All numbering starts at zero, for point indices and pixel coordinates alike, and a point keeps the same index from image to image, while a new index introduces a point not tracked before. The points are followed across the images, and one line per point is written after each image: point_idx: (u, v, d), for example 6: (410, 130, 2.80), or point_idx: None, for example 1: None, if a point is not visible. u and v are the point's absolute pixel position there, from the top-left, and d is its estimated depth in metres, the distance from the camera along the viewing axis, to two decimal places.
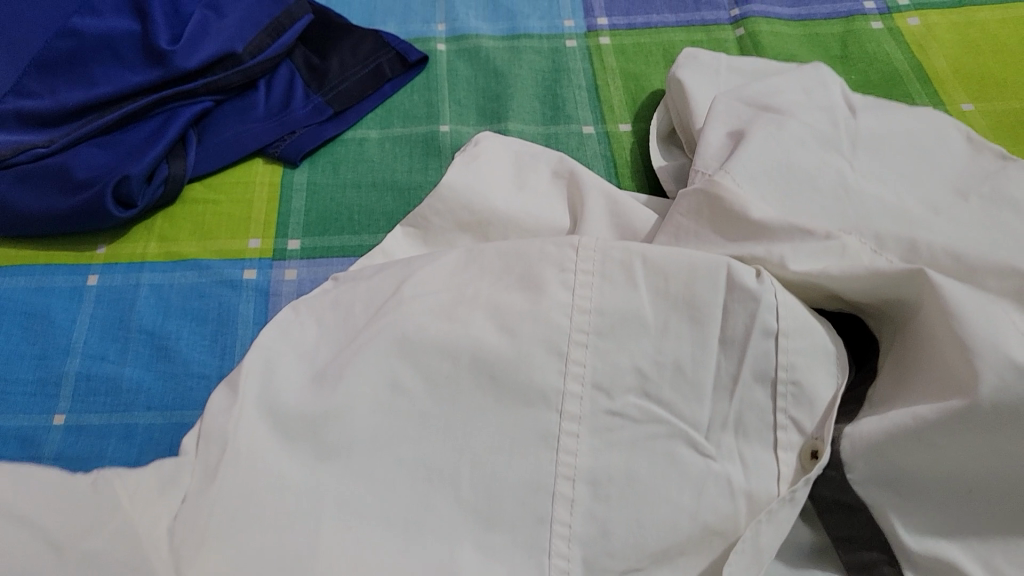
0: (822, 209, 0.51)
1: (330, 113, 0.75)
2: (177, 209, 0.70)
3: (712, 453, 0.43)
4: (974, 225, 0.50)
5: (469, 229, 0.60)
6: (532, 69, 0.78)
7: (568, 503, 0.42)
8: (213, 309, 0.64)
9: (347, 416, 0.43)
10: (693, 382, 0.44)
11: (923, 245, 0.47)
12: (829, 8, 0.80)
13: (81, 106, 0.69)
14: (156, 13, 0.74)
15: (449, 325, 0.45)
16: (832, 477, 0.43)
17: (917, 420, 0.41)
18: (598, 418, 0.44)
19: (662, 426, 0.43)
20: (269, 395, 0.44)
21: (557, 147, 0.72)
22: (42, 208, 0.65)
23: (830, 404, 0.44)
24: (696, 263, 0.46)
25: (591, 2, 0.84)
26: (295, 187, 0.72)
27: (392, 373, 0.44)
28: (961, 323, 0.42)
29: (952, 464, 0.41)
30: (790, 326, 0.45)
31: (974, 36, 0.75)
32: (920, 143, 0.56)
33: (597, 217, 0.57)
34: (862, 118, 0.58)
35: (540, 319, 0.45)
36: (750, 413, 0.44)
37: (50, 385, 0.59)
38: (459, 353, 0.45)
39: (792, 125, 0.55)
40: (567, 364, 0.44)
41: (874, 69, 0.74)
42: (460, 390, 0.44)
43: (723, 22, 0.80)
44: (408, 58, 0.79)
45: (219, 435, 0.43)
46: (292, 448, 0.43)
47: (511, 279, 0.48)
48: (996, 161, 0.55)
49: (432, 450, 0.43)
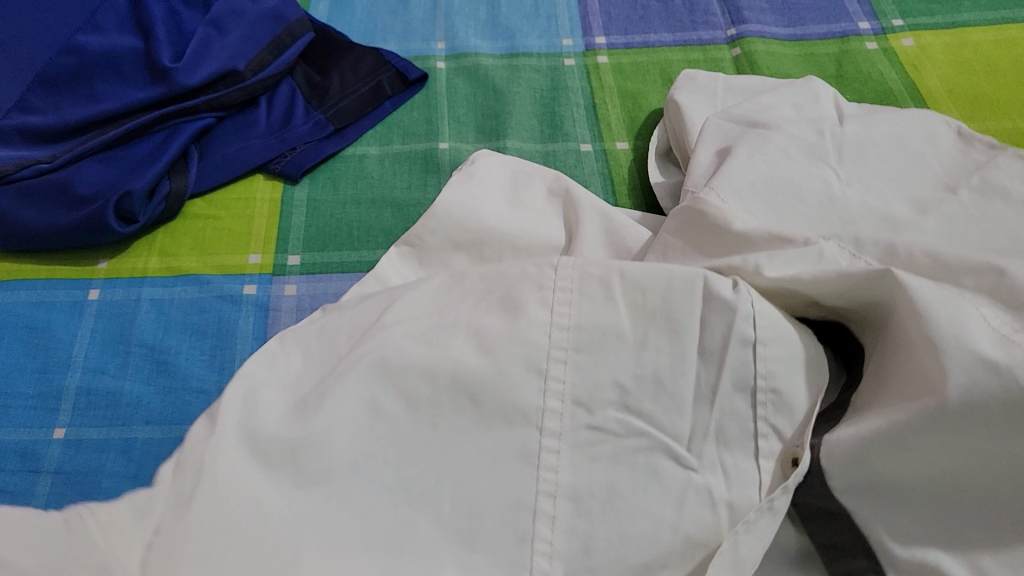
0: (808, 221, 0.52)
1: (330, 129, 0.76)
2: (178, 224, 0.71)
3: (693, 464, 0.43)
4: (963, 218, 0.50)
5: (464, 249, 0.60)
6: (531, 87, 0.79)
7: (549, 519, 0.42)
8: (213, 324, 0.64)
9: (332, 429, 0.43)
10: (672, 395, 0.44)
11: (902, 248, 0.48)
12: (825, 29, 0.81)
13: (85, 122, 0.69)
14: (159, 30, 0.75)
15: (428, 349, 0.46)
16: (813, 484, 0.44)
17: (891, 424, 0.41)
18: (578, 433, 0.44)
19: (642, 439, 0.44)
20: (251, 420, 0.44)
21: (555, 164, 0.72)
22: (45, 224, 0.66)
23: (808, 412, 0.45)
24: (672, 278, 0.47)
25: (589, 21, 0.85)
26: (296, 203, 0.73)
27: (370, 395, 0.45)
28: (931, 322, 0.42)
29: (933, 468, 0.41)
30: (768, 334, 0.46)
31: (967, 57, 0.76)
32: (910, 147, 0.57)
33: (591, 234, 0.58)
34: (848, 126, 0.58)
35: (518, 337, 0.46)
36: (731, 424, 0.44)
37: (51, 399, 0.60)
38: (440, 373, 0.45)
39: (778, 140, 0.56)
40: (546, 381, 0.45)
41: (869, 89, 0.74)
42: (440, 409, 0.44)
43: (720, 41, 0.81)
44: (408, 76, 0.80)
45: (198, 459, 0.42)
46: (270, 471, 0.43)
47: (491, 303, 0.49)
48: (986, 151, 0.56)
49: (415, 470, 0.43)
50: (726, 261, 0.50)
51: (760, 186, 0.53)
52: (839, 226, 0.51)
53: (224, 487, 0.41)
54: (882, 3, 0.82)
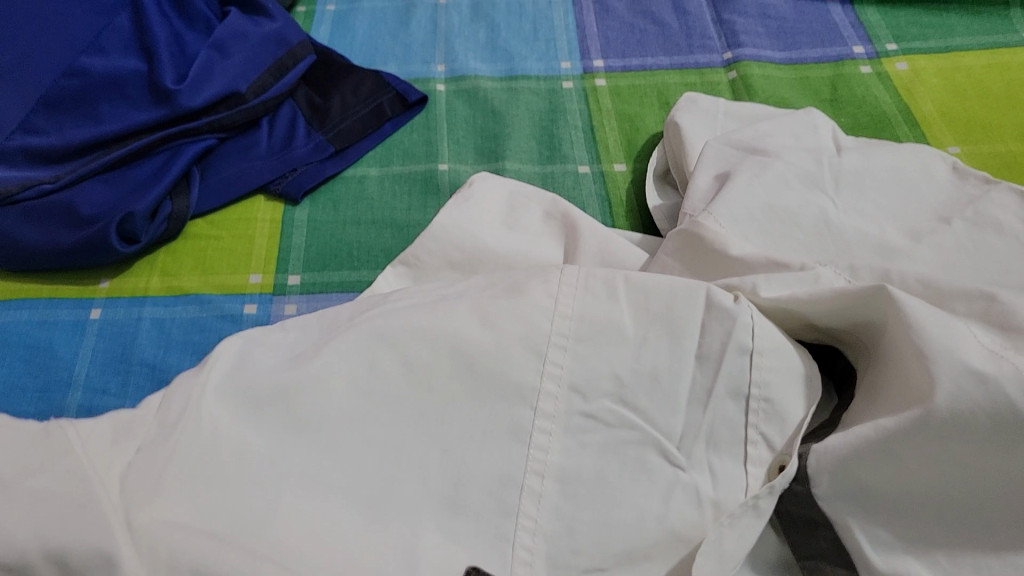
0: (806, 247, 0.53)
1: (331, 150, 0.77)
2: (180, 243, 0.72)
3: (682, 463, 0.44)
4: (956, 249, 0.51)
5: (459, 268, 0.61)
6: (530, 109, 0.80)
7: (535, 497, 0.42)
8: (213, 343, 0.65)
9: (324, 392, 0.44)
10: (668, 392, 0.45)
11: (896, 273, 0.49)
12: (819, 53, 0.82)
13: (88, 143, 0.70)
14: (162, 52, 0.76)
15: (432, 317, 0.47)
16: (799, 493, 0.44)
17: (880, 431, 0.42)
18: (573, 419, 0.45)
19: (634, 433, 0.44)
20: (244, 370, 0.45)
21: (553, 186, 0.73)
22: (48, 243, 0.67)
23: (800, 424, 0.45)
24: (676, 286, 0.48)
25: (587, 45, 0.86)
26: (296, 223, 0.73)
27: (371, 357, 0.45)
28: (924, 335, 0.43)
29: (921, 483, 0.41)
30: (765, 345, 0.47)
31: (960, 80, 0.77)
32: (905, 177, 0.58)
33: (588, 256, 0.59)
34: (846, 157, 0.59)
35: (522, 317, 0.47)
36: (722, 427, 0.45)
37: (51, 418, 0.60)
38: (440, 341, 0.46)
39: (777, 166, 0.57)
40: (545, 363, 0.46)
41: (864, 112, 0.75)
42: (436, 377, 0.45)
43: (716, 64, 0.82)
44: (408, 98, 0.81)
45: (182, 401, 0.43)
46: (259, 416, 0.43)
47: (497, 289, 0.49)
48: (980, 186, 0.56)
49: (405, 436, 0.43)
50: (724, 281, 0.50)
51: (759, 213, 0.54)
52: (835, 252, 0.52)
53: (211, 433, 0.42)
54: (876, 26, 0.84)
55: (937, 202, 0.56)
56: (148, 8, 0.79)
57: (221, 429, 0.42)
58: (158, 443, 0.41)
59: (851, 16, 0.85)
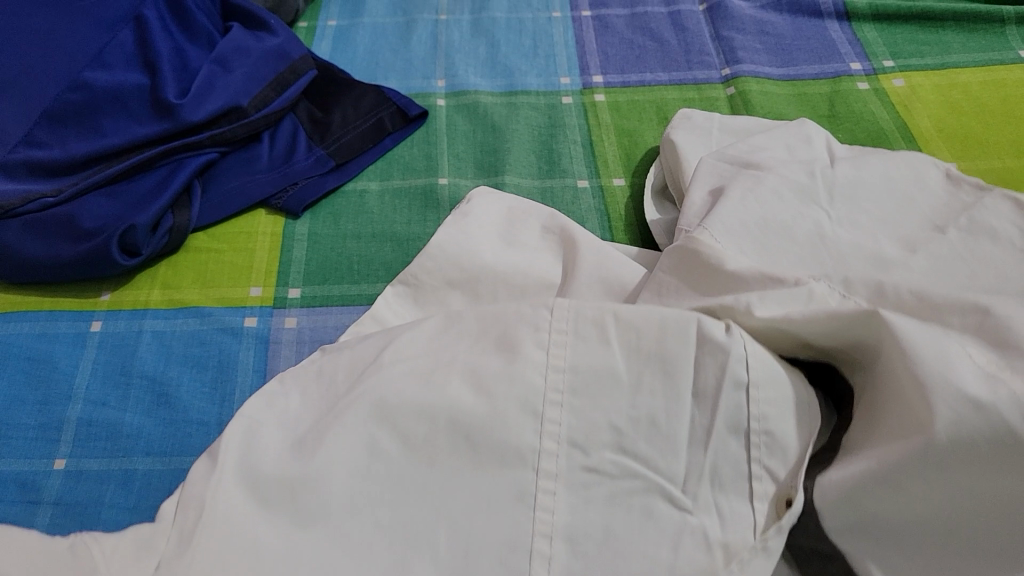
0: (801, 258, 0.53)
1: (332, 164, 0.77)
2: (181, 256, 0.72)
3: (689, 507, 0.44)
4: (952, 257, 0.52)
5: (460, 288, 0.61)
6: (529, 125, 0.81)
7: (545, 561, 0.42)
8: (214, 356, 0.65)
9: (325, 478, 0.44)
10: (667, 436, 0.45)
11: (890, 288, 0.49)
12: (816, 69, 0.82)
13: (90, 156, 0.71)
14: (165, 67, 0.77)
15: (426, 388, 0.47)
16: (807, 526, 0.44)
17: (882, 463, 0.42)
18: (575, 475, 0.45)
19: (638, 481, 0.44)
20: (250, 460, 0.46)
21: (552, 201, 0.73)
22: (50, 256, 0.67)
23: (800, 455, 0.46)
24: (666, 317, 0.48)
25: (586, 61, 0.86)
26: (296, 237, 0.74)
27: (371, 437, 0.45)
28: (918, 359, 0.43)
29: (924, 508, 0.42)
30: (760, 376, 0.47)
31: (957, 98, 0.77)
32: (901, 190, 0.58)
33: (587, 272, 0.59)
34: (840, 168, 0.59)
35: (516, 378, 0.47)
36: (725, 465, 0.45)
37: (51, 431, 0.60)
38: (438, 415, 0.46)
39: (771, 180, 0.57)
40: (543, 423, 0.46)
41: (861, 128, 0.76)
42: (437, 450, 0.45)
43: (714, 81, 0.83)
44: (409, 113, 0.81)
45: (197, 499, 0.44)
46: (270, 513, 0.44)
47: (488, 342, 0.50)
48: (974, 193, 0.57)
49: (409, 515, 0.43)
50: (717, 301, 0.50)
51: (753, 226, 0.54)
52: (829, 265, 0.52)
53: (224, 521, 0.42)
54: (872, 43, 0.84)
55: (931, 211, 0.57)
56: (151, 23, 0.79)
57: (235, 519, 0.43)
58: (175, 556, 0.41)
59: (847, 33, 0.86)
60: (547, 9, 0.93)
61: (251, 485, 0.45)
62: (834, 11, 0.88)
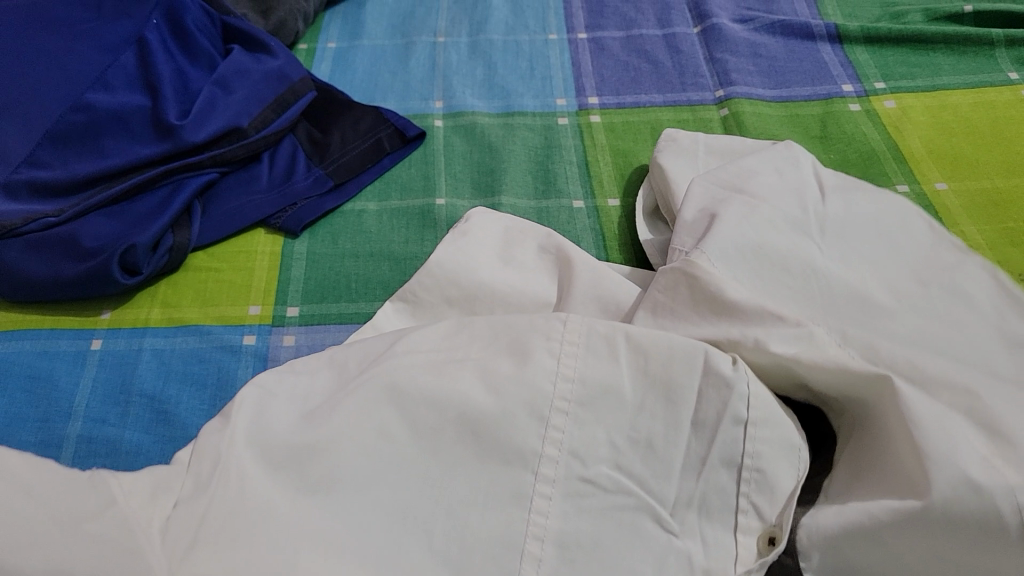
0: (792, 292, 0.53)
1: (330, 185, 0.78)
2: (181, 276, 0.73)
3: (675, 529, 0.45)
4: (931, 315, 0.53)
5: (457, 305, 0.62)
6: (525, 145, 0.82)
7: (534, 561, 0.43)
8: (213, 374, 0.66)
9: (333, 452, 0.45)
10: (663, 459, 0.46)
11: (885, 353, 0.49)
12: (809, 91, 0.84)
13: (91, 177, 0.72)
14: (167, 90, 0.78)
15: (436, 379, 0.48)
16: (787, 564, 0.46)
17: (872, 519, 0.43)
18: (571, 484, 0.45)
19: (631, 498, 0.45)
20: (260, 429, 0.46)
21: (548, 221, 0.74)
22: (51, 275, 0.68)
23: (791, 493, 0.46)
24: (674, 352, 0.48)
25: (583, 82, 0.88)
26: (296, 256, 0.74)
27: (380, 421, 0.46)
28: (920, 429, 0.44)
29: (904, 565, 0.44)
30: (759, 415, 0.47)
31: (948, 119, 0.78)
32: (887, 226, 0.59)
33: (581, 291, 0.60)
34: (830, 202, 0.61)
35: (525, 382, 0.47)
36: (714, 495, 0.46)
37: (51, 447, 0.61)
38: (448, 408, 0.47)
39: (764, 209, 0.58)
40: (547, 428, 0.46)
41: (852, 149, 0.77)
42: (441, 444, 0.46)
43: (708, 102, 0.84)
44: (407, 134, 0.82)
45: (212, 452, 0.45)
46: (276, 476, 0.44)
47: (500, 345, 0.50)
48: (955, 252, 0.57)
49: (410, 496, 0.44)
50: (721, 334, 0.51)
51: (747, 252, 0.55)
52: (818, 307, 0.52)
53: (237, 480, 0.43)
54: (865, 66, 0.86)
55: (918, 252, 0.57)
56: (153, 45, 0.81)
57: (247, 480, 0.43)
58: (192, 496, 0.43)
59: (839, 55, 0.87)
60: (544, 31, 0.94)
61: (261, 447, 0.45)
62: (827, 34, 0.89)
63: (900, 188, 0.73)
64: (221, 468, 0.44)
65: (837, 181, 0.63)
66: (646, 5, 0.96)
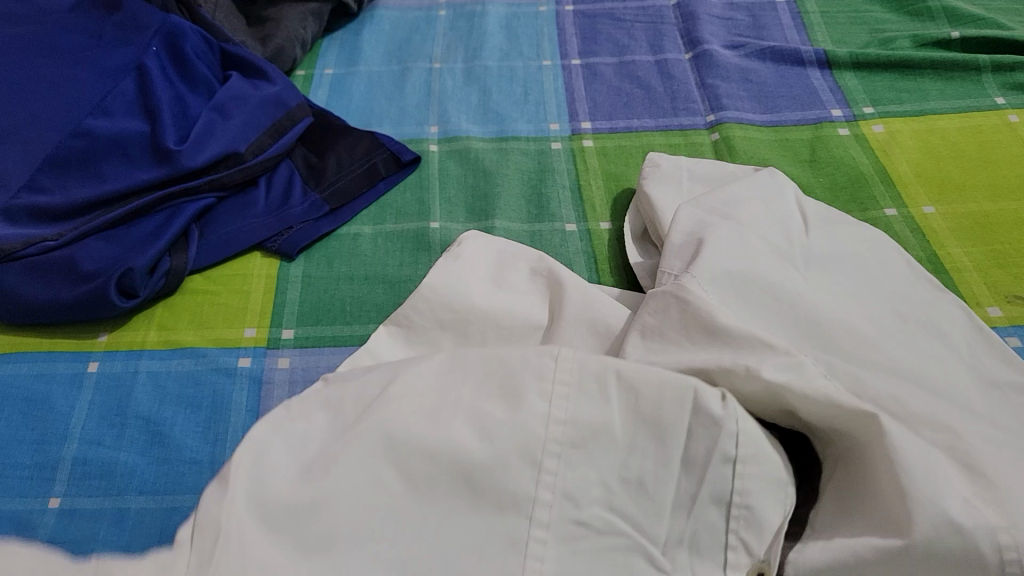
0: (777, 317, 0.54)
1: (326, 209, 0.79)
2: (178, 299, 0.74)
3: (666, 568, 0.46)
4: (920, 351, 0.53)
5: (450, 329, 0.62)
6: (518, 170, 0.83)
7: None
8: (208, 396, 0.66)
9: (332, 505, 0.45)
10: (655, 499, 0.46)
11: (869, 386, 0.50)
12: (799, 115, 0.85)
13: (90, 202, 0.73)
14: (165, 115, 0.79)
15: (432, 428, 0.48)
16: None
17: (857, 557, 0.43)
18: (564, 526, 0.46)
19: (622, 539, 0.46)
20: (259, 487, 0.46)
21: (541, 244, 0.75)
22: (50, 299, 0.69)
23: (778, 530, 0.47)
24: (665, 384, 0.48)
25: (576, 107, 0.89)
26: (291, 280, 0.75)
27: (376, 473, 0.47)
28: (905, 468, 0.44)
29: None
30: (748, 452, 0.47)
31: (935, 143, 0.80)
32: (866, 266, 0.60)
33: (572, 312, 0.61)
34: (813, 236, 0.62)
35: (517, 425, 0.48)
36: (704, 533, 0.46)
37: (47, 469, 0.62)
38: (440, 456, 0.47)
39: (749, 237, 0.59)
40: (540, 472, 0.47)
41: (841, 173, 0.78)
42: (436, 491, 0.46)
43: (699, 127, 0.85)
44: (402, 159, 0.83)
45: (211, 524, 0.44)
46: (277, 537, 0.45)
47: (492, 387, 0.50)
48: (931, 291, 0.59)
49: (407, 544, 0.45)
50: (712, 358, 0.50)
51: (736, 280, 0.55)
52: (804, 333, 0.53)
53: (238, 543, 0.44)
54: (854, 91, 0.87)
55: (900, 290, 0.59)
56: (152, 71, 0.82)
57: (249, 544, 0.44)
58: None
59: (829, 80, 0.89)
60: (538, 58, 0.95)
61: (260, 509, 0.46)
62: (816, 59, 0.90)
63: (889, 211, 0.74)
64: (224, 540, 0.44)
65: (819, 214, 0.65)
66: (638, 32, 0.98)
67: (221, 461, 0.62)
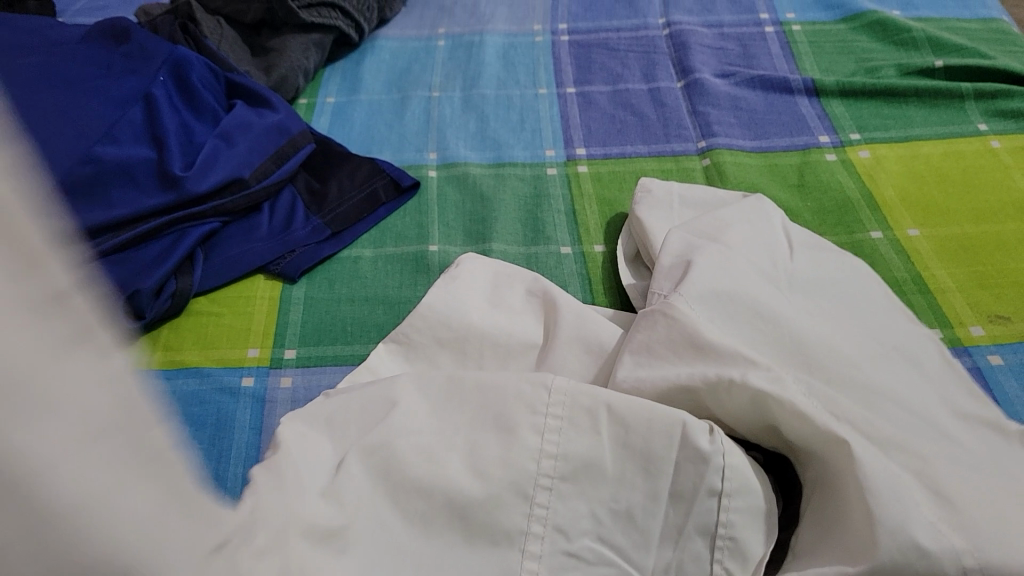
0: (754, 339, 0.56)
1: (328, 233, 0.81)
2: (183, 320, 0.76)
3: None
4: (902, 377, 0.56)
5: (447, 346, 0.64)
6: (515, 195, 0.85)
7: None
8: (212, 415, 0.68)
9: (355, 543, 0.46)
10: (643, 530, 0.48)
11: (846, 416, 0.51)
12: (788, 141, 0.87)
13: (98, 226, 0.74)
14: (172, 142, 0.82)
15: (428, 467, 0.49)
16: None
17: None
18: (557, 558, 0.47)
19: (612, 569, 0.47)
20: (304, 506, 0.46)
21: (537, 267, 0.77)
22: None
23: (760, 559, 0.48)
24: (654, 419, 0.50)
25: (571, 134, 0.91)
26: (293, 301, 0.77)
27: (382, 518, 0.48)
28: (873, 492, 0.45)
29: None
30: (733, 486, 0.49)
31: (919, 167, 0.82)
32: (845, 294, 0.63)
33: (566, 332, 0.63)
34: (797, 261, 0.64)
35: (510, 463, 0.50)
36: (690, 563, 0.47)
37: None
38: (436, 494, 0.48)
39: (735, 259, 0.61)
40: (532, 507, 0.48)
41: (828, 197, 0.80)
42: (434, 528, 0.48)
43: (691, 153, 0.88)
44: (402, 184, 0.86)
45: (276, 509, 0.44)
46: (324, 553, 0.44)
47: (486, 421, 0.52)
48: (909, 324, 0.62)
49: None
50: (701, 372, 0.52)
51: (721, 297, 0.58)
52: (789, 350, 0.55)
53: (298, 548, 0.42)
54: (841, 118, 0.89)
55: (887, 326, 0.61)
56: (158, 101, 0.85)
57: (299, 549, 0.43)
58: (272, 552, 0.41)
59: (817, 108, 0.91)
60: (534, 86, 0.98)
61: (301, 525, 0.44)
62: (804, 88, 0.93)
63: (875, 234, 0.76)
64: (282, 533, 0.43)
65: (803, 238, 0.68)
66: (632, 61, 1.00)
67: (226, 478, 0.64)
